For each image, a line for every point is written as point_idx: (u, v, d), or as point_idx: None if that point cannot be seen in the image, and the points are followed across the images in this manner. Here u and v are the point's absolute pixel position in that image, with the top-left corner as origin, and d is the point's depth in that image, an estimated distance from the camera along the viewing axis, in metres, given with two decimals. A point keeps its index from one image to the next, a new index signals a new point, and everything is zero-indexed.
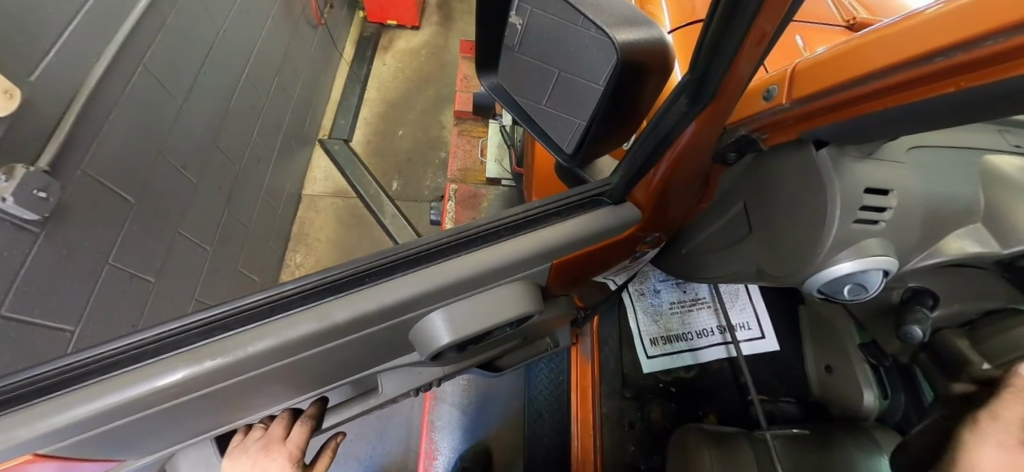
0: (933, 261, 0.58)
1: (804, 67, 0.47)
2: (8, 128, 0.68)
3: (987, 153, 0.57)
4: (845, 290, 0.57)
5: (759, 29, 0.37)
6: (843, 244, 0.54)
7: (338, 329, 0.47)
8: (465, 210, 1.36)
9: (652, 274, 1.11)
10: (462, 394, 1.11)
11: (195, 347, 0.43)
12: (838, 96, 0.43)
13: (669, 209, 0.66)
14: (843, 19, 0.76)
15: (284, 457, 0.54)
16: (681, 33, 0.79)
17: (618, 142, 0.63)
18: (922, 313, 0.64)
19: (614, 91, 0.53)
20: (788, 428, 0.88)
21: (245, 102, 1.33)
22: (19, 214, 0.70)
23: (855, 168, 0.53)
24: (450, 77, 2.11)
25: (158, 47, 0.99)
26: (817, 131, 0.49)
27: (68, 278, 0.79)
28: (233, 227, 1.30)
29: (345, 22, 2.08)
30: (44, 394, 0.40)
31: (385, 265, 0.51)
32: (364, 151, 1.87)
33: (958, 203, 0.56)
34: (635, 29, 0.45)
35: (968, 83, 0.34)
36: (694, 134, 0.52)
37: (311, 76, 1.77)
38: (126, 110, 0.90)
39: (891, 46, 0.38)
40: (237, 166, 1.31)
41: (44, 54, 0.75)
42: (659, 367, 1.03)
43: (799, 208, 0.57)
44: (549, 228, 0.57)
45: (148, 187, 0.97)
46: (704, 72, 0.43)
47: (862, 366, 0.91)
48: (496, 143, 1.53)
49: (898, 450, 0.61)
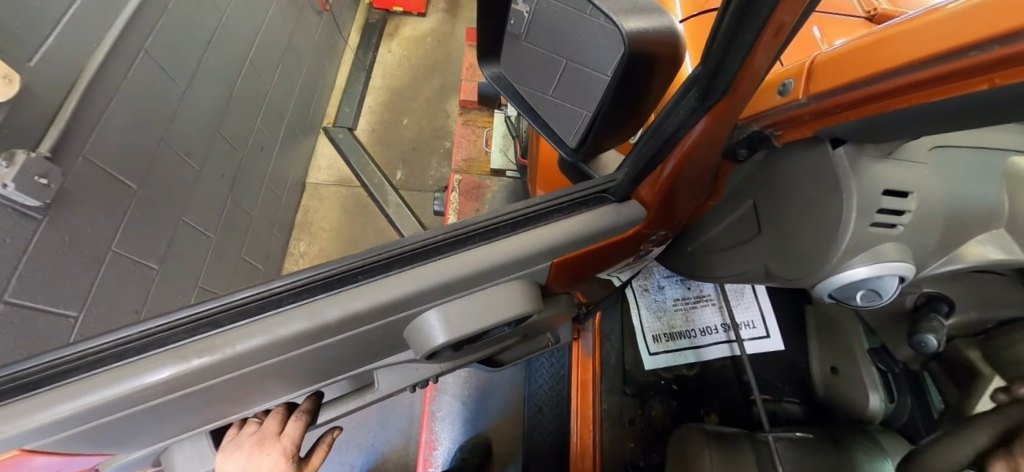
0: (952, 268, 0.56)
1: (822, 61, 0.45)
2: (7, 115, 0.67)
3: (1014, 155, 0.55)
4: (858, 296, 0.55)
5: (779, 19, 0.35)
6: (858, 249, 0.52)
7: (329, 328, 0.46)
8: (469, 202, 1.35)
9: (656, 270, 1.10)
10: (462, 386, 1.10)
11: (181, 344, 0.42)
12: (858, 93, 0.41)
13: (676, 206, 0.64)
14: (864, 9, 0.73)
15: (277, 453, 0.54)
16: (693, 23, 0.76)
17: (624, 135, 0.61)
18: (938, 322, 0.62)
19: (621, 85, 0.51)
20: (792, 431, 0.86)
21: (248, 87, 1.30)
22: (21, 200, 0.69)
23: (875, 169, 0.50)
24: (455, 65, 2.08)
25: (160, 31, 0.97)
26: (833, 129, 0.47)
27: (70, 264, 0.79)
28: (236, 214, 1.29)
29: (351, 7, 2.05)
30: (30, 390, 0.39)
31: (379, 262, 0.50)
32: (368, 139, 1.85)
33: (981, 208, 0.53)
34: (644, 18, 0.42)
35: (1002, 81, 0.31)
36: (703, 131, 0.49)
37: (315, 63, 1.74)
38: (128, 95, 0.89)
39: (916, 40, 0.36)
40: (241, 152, 1.29)
41: (44, 39, 0.74)
42: (662, 364, 1.02)
43: (810, 210, 0.55)
44: (551, 226, 0.56)
45: (150, 174, 0.96)
46: (717, 66, 0.40)
47: (869, 369, 0.87)
48: (501, 133, 1.51)
49: (906, 457, 0.59)
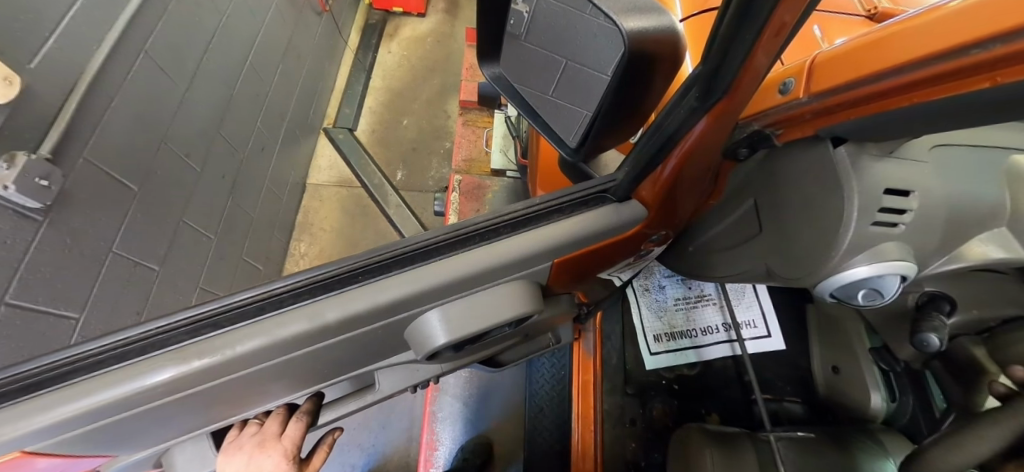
0: (954, 267, 0.56)
1: (823, 60, 0.44)
2: (8, 117, 0.67)
3: (1015, 153, 0.55)
4: (859, 295, 0.55)
5: (779, 19, 0.34)
6: (859, 248, 0.51)
7: (328, 329, 0.46)
8: (470, 202, 1.35)
9: (657, 270, 1.10)
10: (463, 386, 1.10)
11: (182, 346, 0.42)
12: (859, 92, 0.41)
13: (677, 206, 0.63)
14: (865, 8, 0.72)
15: (278, 455, 0.54)
16: (693, 22, 0.76)
17: (625, 135, 0.60)
18: (939, 321, 0.62)
19: (621, 85, 0.51)
20: (794, 430, 0.86)
21: (248, 88, 1.30)
22: (22, 202, 0.69)
23: (876, 169, 0.50)
24: (455, 65, 2.08)
25: (161, 33, 0.97)
26: (834, 127, 0.47)
27: (70, 267, 0.78)
28: (236, 215, 1.29)
29: (351, 8, 2.05)
30: (30, 392, 0.39)
31: (379, 263, 0.50)
32: (368, 140, 1.85)
33: (983, 207, 0.53)
34: (644, 17, 0.42)
35: (1004, 79, 0.31)
36: (704, 130, 0.49)
37: (315, 63, 1.74)
38: (128, 96, 0.89)
39: (918, 39, 0.35)
40: (241, 153, 1.29)
41: (44, 41, 0.74)
42: (663, 364, 1.01)
43: (811, 209, 0.55)
44: (551, 226, 0.56)
45: (150, 176, 0.96)
46: (718, 65, 0.40)
47: (870, 368, 0.87)
48: (501, 133, 1.50)
49: (909, 457, 0.59)
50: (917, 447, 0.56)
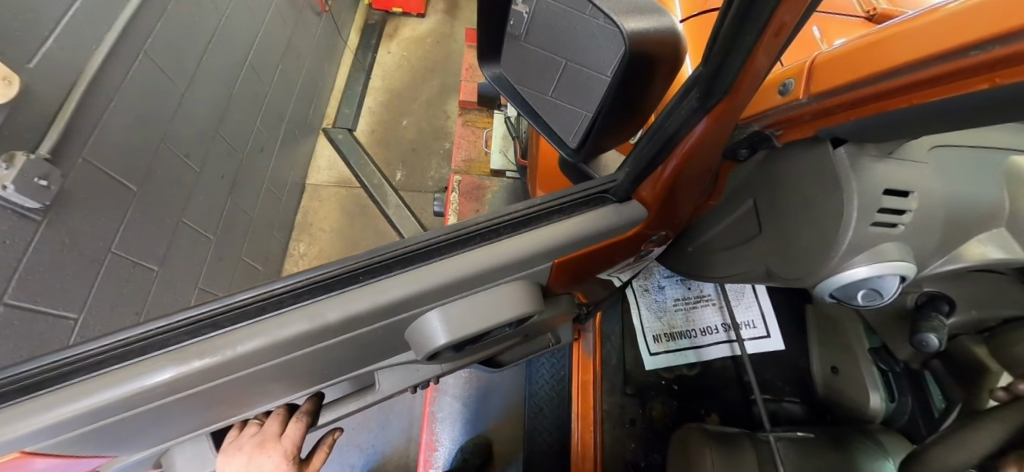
0: (953, 267, 0.56)
1: (822, 61, 0.45)
2: (7, 117, 0.67)
3: (1014, 154, 0.55)
4: (859, 296, 0.56)
5: (779, 20, 0.34)
6: (858, 248, 0.52)
7: (329, 329, 0.46)
8: (470, 202, 1.35)
9: (657, 270, 1.10)
10: (463, 386, 1.10)
11: (182, 346, 0.42)
12: (858, 93, 0.41)
13: (677, 206, 0.64)
14: (864, 9, 0.73)
15: (278, 455, 0.54)
16: (693, 23, 0.76)
17: (625, 136, 0.61)
18: (938, 321, 0.62)
19: (622, 85, 0.51)
20: (793, 431, 0.86)
21: (247, 88, 1.30)
22: (21, 202, 0.69)
23: (875, 170, 0.50)
24: (455, 65, 2.08)
25: (160, 32, 0.97)
26: (834, 128, 0.47)
27: (69, 267, 0.78)
28: (235, 215, 1.29)
29: (351, 9, 2.05)
30: (29, 392, 0.39)
31: (379, 263, 0.50)
32: (368, 140, 1.85)
33: (981, 207, 0.53)
34: (645, 18, 0.42)
35: (1003, 80, 0.31)
36: (704, 131, 0.49)
37: (314, 63, 1.74)
38: (128, 96, 0.89)
39: (917, 40, 0.36)
40: (240, 153, 1.29)
41: (43, 40, 0.74)
42: (662, 364, 1.01)
43: (810, 210, 0.55)
44: (551, 226, 0.56)
45: (149, 176, 0.96)
46: (719, 66, 0.40)
47: (869, 368, 0.87)
48: (501, 134, 1.50)
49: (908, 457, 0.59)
50: (917, 447, 0.57)
